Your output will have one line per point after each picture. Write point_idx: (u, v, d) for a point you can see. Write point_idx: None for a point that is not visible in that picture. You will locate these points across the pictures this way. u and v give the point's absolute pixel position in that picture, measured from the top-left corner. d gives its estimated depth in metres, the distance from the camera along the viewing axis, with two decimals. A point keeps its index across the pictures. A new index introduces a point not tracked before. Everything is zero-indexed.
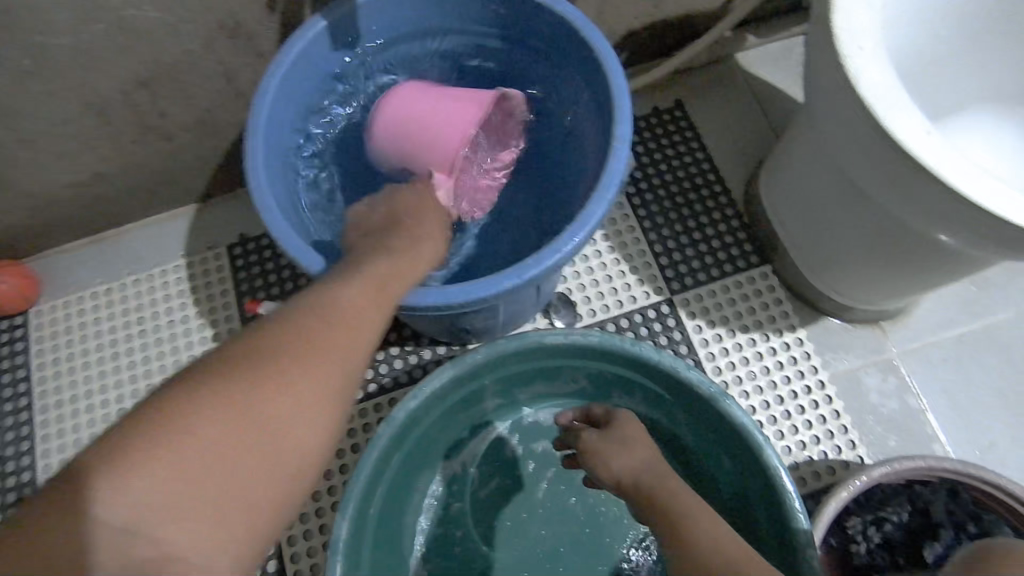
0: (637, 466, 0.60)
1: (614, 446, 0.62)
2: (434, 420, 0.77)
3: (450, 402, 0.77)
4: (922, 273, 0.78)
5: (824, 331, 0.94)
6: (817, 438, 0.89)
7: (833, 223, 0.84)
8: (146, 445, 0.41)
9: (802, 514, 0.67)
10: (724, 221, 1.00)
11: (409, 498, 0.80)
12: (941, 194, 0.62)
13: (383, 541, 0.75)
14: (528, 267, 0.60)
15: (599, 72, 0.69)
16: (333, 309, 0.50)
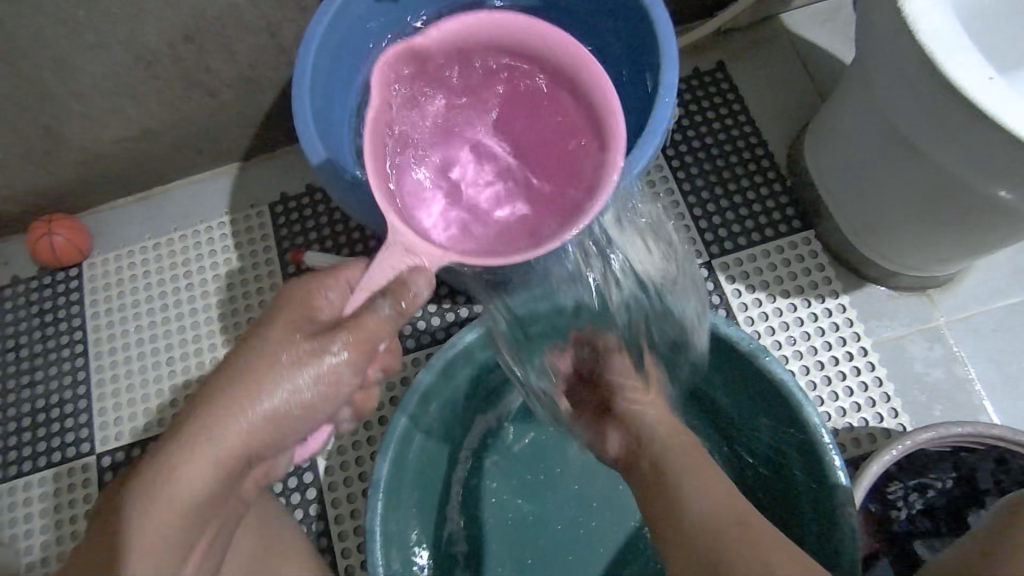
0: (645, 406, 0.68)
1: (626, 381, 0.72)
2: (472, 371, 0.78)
3: (484, 355, 0.78)
4: (974, 236, 0.76)
5: (869, 298, 0.92)
6: (858, 405, 0.87)
7: (882, 185, 0.81)
8: (138, 491, 0.49)
9: (842, 473, 0.66)
10: (766, 186, 0.98)
11: (446, 449, 0.81)
12: (1005, 145, 0.59)
13: (420, 489, 0.76)
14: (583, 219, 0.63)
15: (647, 22, 0.68)
16: (310, 296, 0.54)
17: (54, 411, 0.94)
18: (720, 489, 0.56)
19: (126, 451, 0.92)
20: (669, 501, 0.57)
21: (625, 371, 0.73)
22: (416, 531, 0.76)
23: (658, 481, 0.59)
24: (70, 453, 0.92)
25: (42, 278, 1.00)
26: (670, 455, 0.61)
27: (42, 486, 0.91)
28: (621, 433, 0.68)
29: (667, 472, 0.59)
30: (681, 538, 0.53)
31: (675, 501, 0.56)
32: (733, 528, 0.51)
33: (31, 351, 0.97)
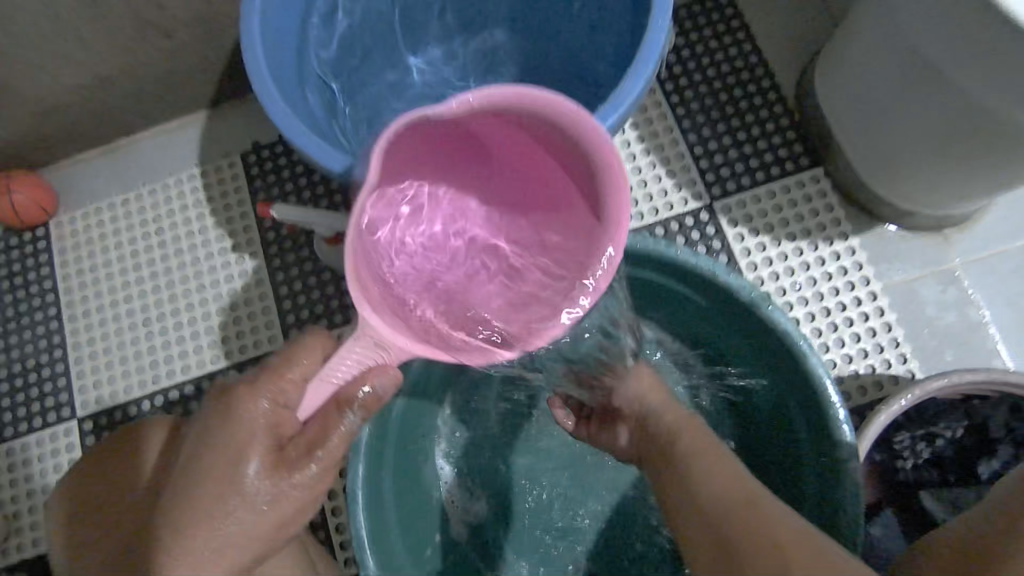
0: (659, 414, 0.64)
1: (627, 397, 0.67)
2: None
3: None
4: (998, 170, 0.69)
5: (880, 239, 0.86)
6: (865, 352, 0.83)
7: (898, 117, 0.74)
8: None
9: (847, 429, 0.63)
10: (772, 120, 0.91)
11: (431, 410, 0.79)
12: None
13: (405, 452, 0.75)
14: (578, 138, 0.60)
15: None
16: (261, 403, 0.51)
17: (32, 375, 0.91)
18: (729, 476, 0.55)
19: (109, 415, 0.89)
20: (684, 494, 0.56)
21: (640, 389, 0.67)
22: (405, 491, 0.73)
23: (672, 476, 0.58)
24: (52, 419, 0.90)
25: (9, 240, 0.95)
26: (693, 459, 0.58)
27: (26, 452, 0.89)
28: (628, 428, 0.67)
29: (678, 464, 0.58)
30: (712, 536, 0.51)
31: (690, 495, 0.55)
32: (744, 517, 0.50)
33: (3, 316, 0.93)
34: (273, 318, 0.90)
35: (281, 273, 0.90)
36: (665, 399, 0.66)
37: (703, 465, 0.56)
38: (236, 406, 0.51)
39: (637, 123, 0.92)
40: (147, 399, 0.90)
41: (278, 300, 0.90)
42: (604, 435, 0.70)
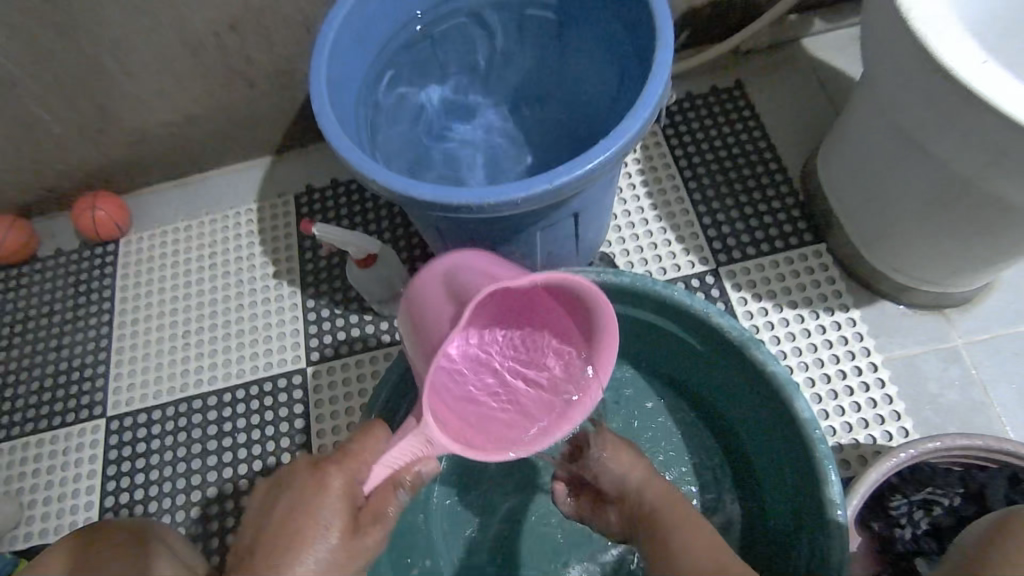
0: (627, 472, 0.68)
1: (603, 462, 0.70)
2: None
3: None
4: (990, 240, 0.73)
5: (880, 314, 0.89)
6: (865, 421, 0.83)
7: (893, 189, 0.80)
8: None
9: (835, 486, 0.62)
10: (778, 198, 0.98)
11: None
12: (992, 124, 0.59)
13: None
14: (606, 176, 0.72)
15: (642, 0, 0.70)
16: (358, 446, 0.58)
17: (73, 373, 0.98)
18: (705, 539, 0.59)
19: (134, 416, 0.94)
20: (665, 556, 0.59)
21: (605, 449, 0.71)
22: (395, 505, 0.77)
23: (654, 542, 0.61)
24: (82, 415, 0.95)
25: (83, 251, 1.07)
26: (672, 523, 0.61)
27: (53, 444, 0.93)
28: (618, 508, 0.69)
29: (658, 528, 0.62)
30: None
31: (675, 562, 0.58)
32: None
33: (62, 316, 1.02)
34: (300, 339, 0.95)
35: (313, 300, 0.97)
36: (646, 472, 0.68)
37: (679, 531, 0.61)
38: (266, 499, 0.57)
39: (652, 192, 1.00)
40: (172, 404, 0.94)
41: (306, 324, 0.96)
42: (596, 517, 0.71)
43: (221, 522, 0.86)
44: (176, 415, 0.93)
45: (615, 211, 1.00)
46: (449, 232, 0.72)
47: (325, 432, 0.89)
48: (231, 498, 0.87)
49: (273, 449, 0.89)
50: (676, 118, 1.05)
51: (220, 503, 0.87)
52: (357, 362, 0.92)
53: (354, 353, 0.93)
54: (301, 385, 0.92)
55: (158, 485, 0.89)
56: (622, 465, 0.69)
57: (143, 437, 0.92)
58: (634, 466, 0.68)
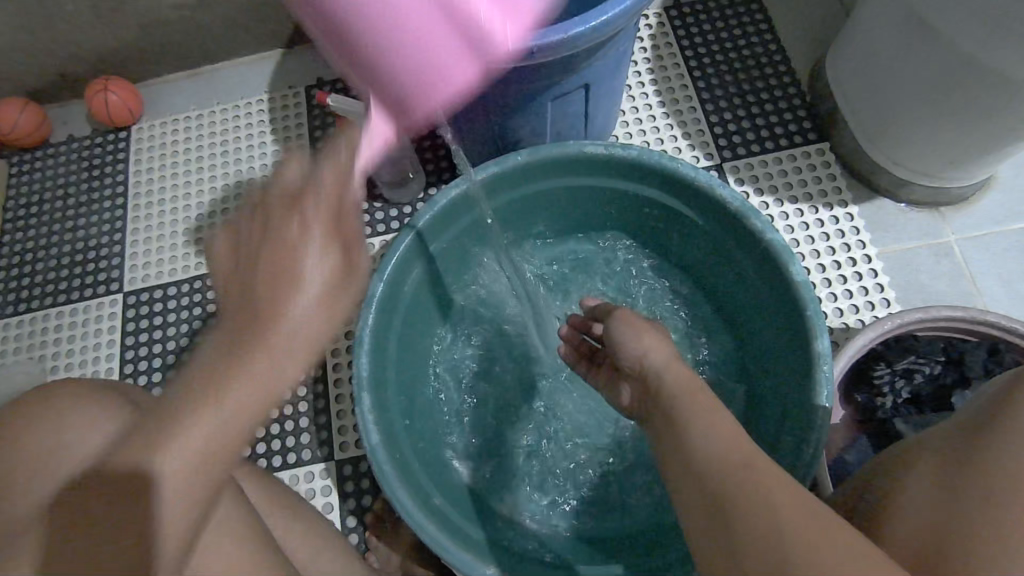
0: (645, 355, 0.54)
1: (625, 335, 0.56)
2: (469, 242, 0.81)
3: (482, 224, 0.80)
4: (988, 124, 0.75)
5: (878, 210, 0.92)
6: (856, 307, 0.87)
7: (896, 77, 0.81)
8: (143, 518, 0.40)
9: (824, 342, 0.65)
10: (785, 98, 0.99)
11: (439, 314, 0.83)
12: None
13: (409, 351, 0.77)
14: (624, 49, 0.73)
15: None
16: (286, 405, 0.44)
17: (90, 253, 1.00)
18: (735, 434, 0.45)
19: (150, 293, 0.97)
20: (678, 452, 0.46)
21: (628, 327, 0.57)
22: (406, 380, 0.76)
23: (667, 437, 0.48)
24: (98, 291, 0.98)
25: (95, 137, 1.07)
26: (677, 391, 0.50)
27: (73, 316, 0.96)
28: (632, 385, 0.57)
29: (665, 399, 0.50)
30: (685, 486, 0.44)
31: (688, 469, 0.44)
32: (743, 479, 0.41)
33: (76, 200, 1.04)
34: None
35: None
36: (673, 353, 0.54)
37: (699, 432, 0.46)
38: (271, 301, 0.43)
39: (660, 92, 1.01)
40: (187, 282, 0.97)
41: None
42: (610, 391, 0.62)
43: None
44: (192, 292, 0.96)
45: (623, 107, 1.01)
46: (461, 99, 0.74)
47: None
48: None
49: None
50: (687, 19, 1.05)
51: None
52: (368, 245, 0.95)
53: (364, 237, 0.95)
54: None
55: (176, 354, 0.93)
56: (643, 341, 0.55)
57: (158, 311, 0.96)
58: (657, 346, 0.54)
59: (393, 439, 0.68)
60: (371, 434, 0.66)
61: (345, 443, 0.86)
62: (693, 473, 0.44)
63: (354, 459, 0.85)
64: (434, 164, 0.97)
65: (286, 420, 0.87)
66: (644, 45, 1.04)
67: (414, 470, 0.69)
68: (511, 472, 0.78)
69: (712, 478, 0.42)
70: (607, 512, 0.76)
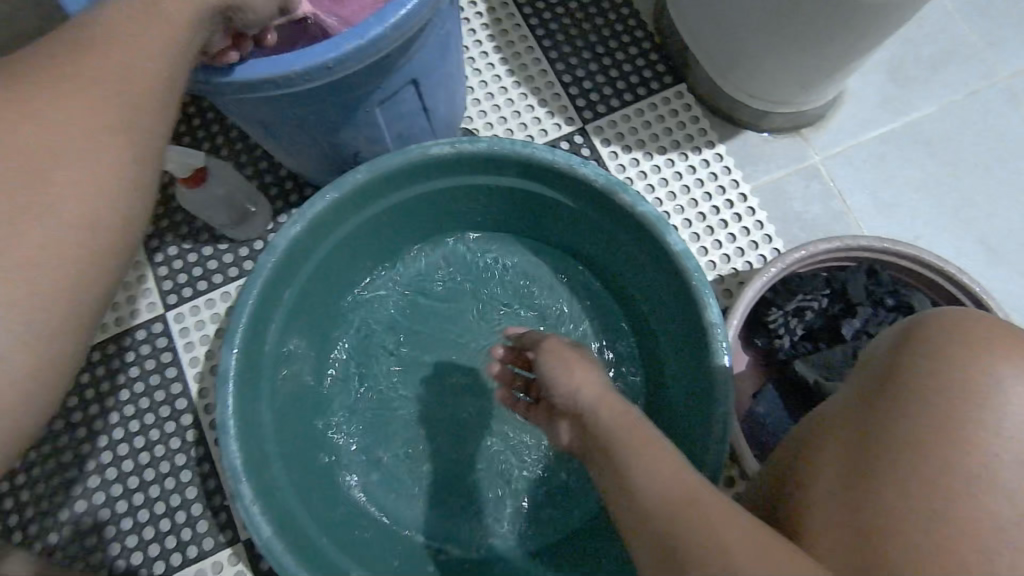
0: (576, 392, 0.50)
1: (556, 373, 0.52)
2: (329, 276, 0.72)
3: (339, 255, 0.72)
4: (829, 44, 0.73)
5: (744, 145, 0.90)
6: (741, 250, 0.86)
7: (734, 9, 0.78)
8: None
9: (715, 309, 0.63)
10: (634, 43, 0.94)
11: (317, 361, 0.75)
12: None
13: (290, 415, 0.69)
14: (446, 33, 0.65)
15: None
16: None
17: None
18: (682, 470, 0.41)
19: None
20: (630, 504, 0.41)
21: (557, 364, 0.53)
22: (294, 447, 0.68)
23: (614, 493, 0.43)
24: None
25: None
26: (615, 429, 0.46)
27: None
28: (569, 424, 0.52)
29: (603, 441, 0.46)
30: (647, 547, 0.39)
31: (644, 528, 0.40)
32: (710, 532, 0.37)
33: None
34: (150, 286, 0.84)
35: (154, 240, 0.85)
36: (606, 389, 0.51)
37: (649, 477, 0.41)
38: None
39: (506, 59, 0.93)
40: None
41: (152, 267, 0.85)
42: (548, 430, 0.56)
43: (107, 493, 0.78)
44: None
45: (472, 84, 0.92)
46: (275, 125, 0.63)
47: (202, 375, 0.82)
48: (114, 466, 0.79)
49: (147, 406, 0.81)
50: None
51: (100, 475, 0.79)
52: (222, 296, 0.83)
53: (216, 287, 0.84)
54: (164, 333, 0.83)
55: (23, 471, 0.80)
56: (573, 377, 0.51)
57: None
58: (590, 383, 0.51)
59: (291, 522, 0.61)
60: (260, 529, 0.58)
61: None
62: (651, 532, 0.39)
63: None
64: (277, 187, 0.86)
65: (177, 510, 0.77)
66: (479, 10, 0.95)
67: (324, 547, 0.62)
68: (433, 510, 0.72)
69: (660, 521, 0.39)
70: (540, 522, 0.72)
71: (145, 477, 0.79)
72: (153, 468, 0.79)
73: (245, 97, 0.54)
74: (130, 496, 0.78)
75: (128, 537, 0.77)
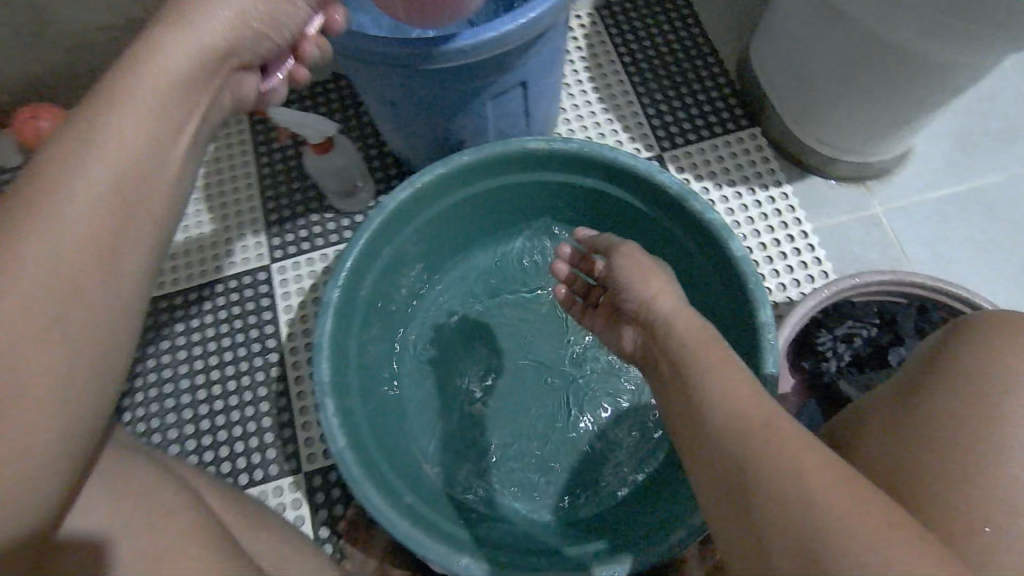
0: (662, 296, 0.58)
1: (630, 278, 0.61)
2: (420, 245, 0.82)
3: (433, 226, 0.81)
4: (900, 98, 0.80)
5: (810, 189, 0.96)
6: (797, 281, 0.91)
7: (813, 59, 0.86)
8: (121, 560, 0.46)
9: (767, 312, 0.69)
10: (716, 88, 1.03)
11: (396, 318, 0.84)
12: None
13: (367, 357, 0.77)
14: (557, 47, 0.76)
15: None
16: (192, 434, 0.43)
17: None
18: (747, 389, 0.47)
19: None
20: (692, 408, 0.48)
21: (633, 271, 0.62)
22: (368, 385, 0.76)
23: (676, 382, 0.51)
24: None
25: None
26: (682, 346, 0.53)
27: None
28: (635, 328, 0.61)
29: (675, 358, 0.52)
30: (708, 461, 0.45)
31: (697, 410, 0.47)
32: (774, 446, 0.41)
33: None
34: (262, 240, 0.96)
35: (272, 201, 0.98)
36: (681, 301, 0.58)
37: (709, 376, 0.49)
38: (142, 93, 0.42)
39: (598, 88, 1.04)
40: None
41: (266, 225, 0.97)
42: (608, 330, 0.66)
43: (196, 411, 0.88)
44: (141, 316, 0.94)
45: (564, 105, 1.04)
46: (402, 103, 0.75)
47: (292, 322, 0.92)
48: (203, 390, 0.89)
49: (241, 342, 0.91)
50: (619, 17, 1.08)
51: (192, 394, 0.89)
52: (322, 256, 0.94)
53: (317, 248, 0.95)
54: (266, 281, 0.94)
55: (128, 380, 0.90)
56: (650, 286, 0.60)
57: None
58: (665, 292, 0.59)
59: (361, 443, 0.69)
60: (336, 440, 0.66)
61: (312, 455, 0.85)
62: (699, 412, 0.47)
63: (323, 471, 0.85)
64: (383, 171, 0.98)
65: (251, 436, 0.86)
66: (579, 44, 1.07)
67: (386, 472, 0.69)
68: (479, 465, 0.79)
69: (726, 439, 0.44)
70: (579, 492, 0.78)
71: (229, 403, 0.88)
72: (237, 396, 0.88)
73: (389, 69, 0.66)
74: (213, 417, 0.88)
75: (205, 454, 0.86)
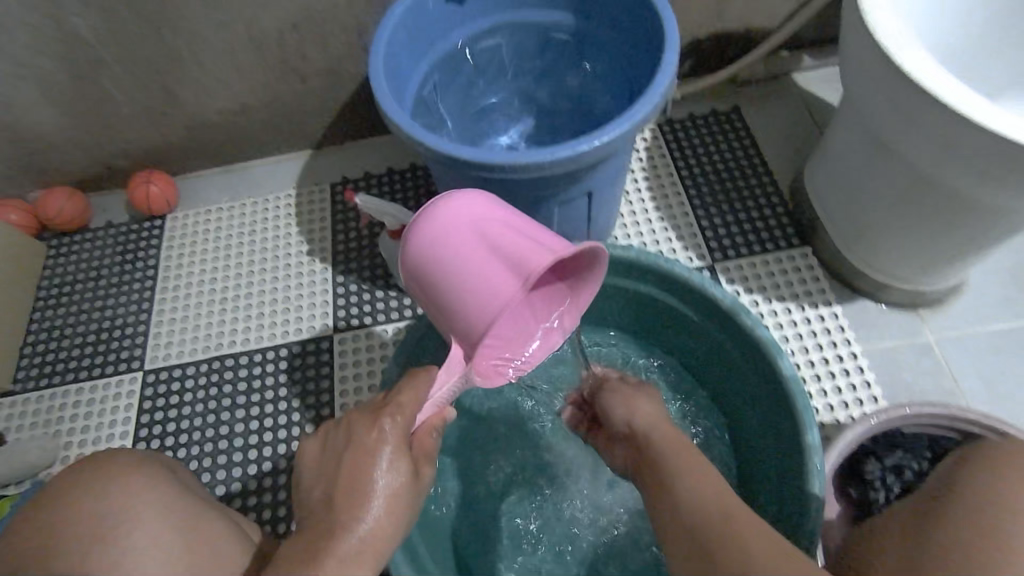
0: (648, 417, 0.64)
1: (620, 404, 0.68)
2: None
3: None
4: (948, 234, 0.83)
5: (862, 311, 0.98)
6: (845, 402, 0.91)
7: (865, 189, 0.90)
8: None
9: (813, 434, 0.69)
10: (769, 207, 1.08)
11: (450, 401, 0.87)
12: (949, 124, 0.69)
13: None
14: (625, 162, 0.83)
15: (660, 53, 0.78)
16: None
17: (114, 332, 1.05)
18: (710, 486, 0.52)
19: (169, 372, 1.01)
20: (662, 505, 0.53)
21: (620, 398, 0.68)
22: None
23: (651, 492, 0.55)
24: (120, 368, 1.02)
25: (132, 224, 1.16)
26: (665, 454, 0.58)
27: (91, 393, 1.00)
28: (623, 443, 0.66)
29: (653, 458, 0.58)
30: (671, 549, 0.50)
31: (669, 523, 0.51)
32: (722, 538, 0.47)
33: (107, 281, 1.10)
34: (328, 310, 1.03)
35: (343, 275, 1.06)
36: (657, 417, 0.64)
37: (682, 482, 0.53)
38: (368, 436, 0.53)
39: (655, 197, 1.11)
40: (205, 362, 1.01)
41: (334, 296, 1.04)
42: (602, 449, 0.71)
43: (243, 469, 0.92)
44: (209, 372, 1.00)
45: (622, 210, 1.10)
46: None
47: (346, 391, 0.96)
48: (255, 450, 0.94)
49: (297, 406, 0.96)
50: (678, 134, 1.16)
51: (244, 453, 0.93)
52: (382, 331, 1.00)
53: (378, 323, 1.01)
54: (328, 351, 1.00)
55: (188, 434, 0.96)
56: (630, 408, 0.66)
57: (176, 390, 0.99)
58: (648, 410, 0.65)
59: None
60: None
61: None
62: (670, 527, 0.51)
63: None
64: None
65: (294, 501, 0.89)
66: (641, 156, 1.15)
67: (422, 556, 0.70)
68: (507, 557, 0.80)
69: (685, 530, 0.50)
70: None
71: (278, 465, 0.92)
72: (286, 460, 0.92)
73: (471, 175, 0.73)
74: (261, 478, 0.91)
75: (248, 513, 0.89)
